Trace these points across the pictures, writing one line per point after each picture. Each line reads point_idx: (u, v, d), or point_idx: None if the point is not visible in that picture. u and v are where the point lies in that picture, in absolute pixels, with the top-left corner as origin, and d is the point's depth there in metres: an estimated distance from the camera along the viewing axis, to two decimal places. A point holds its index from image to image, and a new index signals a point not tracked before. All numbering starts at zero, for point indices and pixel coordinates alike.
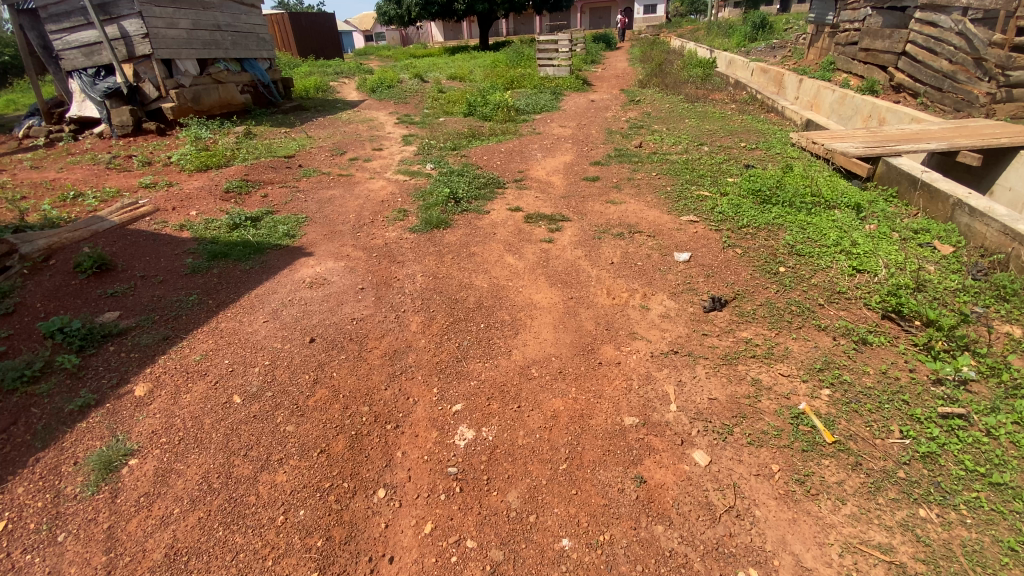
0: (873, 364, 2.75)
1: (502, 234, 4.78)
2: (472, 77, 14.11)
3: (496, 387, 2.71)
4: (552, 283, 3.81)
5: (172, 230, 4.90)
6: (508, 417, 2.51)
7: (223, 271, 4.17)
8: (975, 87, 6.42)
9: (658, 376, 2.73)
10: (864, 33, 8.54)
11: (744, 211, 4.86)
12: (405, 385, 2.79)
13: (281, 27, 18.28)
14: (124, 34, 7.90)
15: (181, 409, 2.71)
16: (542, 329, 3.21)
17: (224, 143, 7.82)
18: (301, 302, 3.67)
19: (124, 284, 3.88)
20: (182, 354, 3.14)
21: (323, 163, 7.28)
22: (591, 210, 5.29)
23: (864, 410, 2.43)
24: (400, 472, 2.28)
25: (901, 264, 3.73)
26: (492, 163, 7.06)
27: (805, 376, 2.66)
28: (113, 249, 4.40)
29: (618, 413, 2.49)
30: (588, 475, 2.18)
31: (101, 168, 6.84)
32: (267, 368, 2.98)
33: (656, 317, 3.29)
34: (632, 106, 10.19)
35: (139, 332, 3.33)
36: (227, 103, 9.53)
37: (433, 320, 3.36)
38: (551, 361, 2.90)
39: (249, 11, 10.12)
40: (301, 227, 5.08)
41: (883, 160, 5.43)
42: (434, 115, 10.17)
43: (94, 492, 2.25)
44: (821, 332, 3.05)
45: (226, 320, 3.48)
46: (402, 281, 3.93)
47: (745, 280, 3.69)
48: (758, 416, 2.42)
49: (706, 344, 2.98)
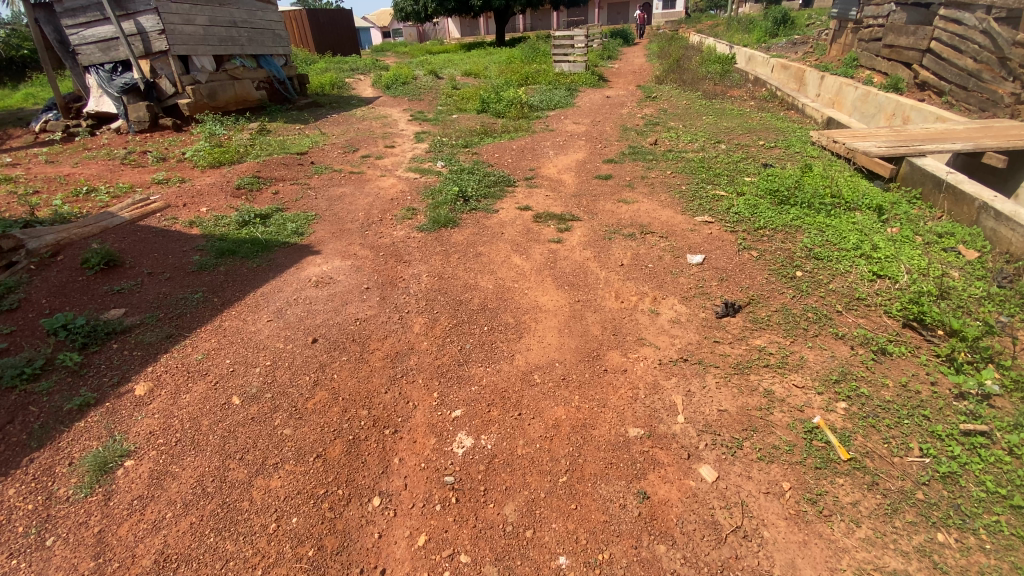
0: (892, 376, 2.62)
1: (510, 234, 4.70)
2: (487, 73, 14.00)
3: (498, 393, 2.64)
4: (559, 285, 3.73)
5: (181, 226, 4.91)
6: (508, 425, 2.44)
7: (230, 268, 4.17)
8: (999, 87, 6.18)
9: (665, 386, 2.62)
10: (888, 29, 8.26)
11: (761, 212, 4.71)
12: (405, 389, 2.73)
13: (298, 22, 18.36)
14: (140, 30, 7.96)
15: (179, 409, 2.69)
16: (546, 333, 3.13)
17: (238, 139, 7.85)
18: (305, 301, 3.64)
19: (130, 281, 3.90)
20: (184, 353, 3.13)
21: (335, 160, 7.28)
22: (602, 209, 5.20)
23: (882, 425, 2.30)
24: (396, 480, 2.23)
25: (925, 269, 3.57)
26: (503, 161, 6.99)
27: (820, 388, 2.54)
28: (121, 245, 4.43)
29: (622, 423, 2.41)
30: (589, 489, 2.10)
31: (116, 163, 6.91)
32: (268, 369, 2.95)
33: (666, 323, 3.19)
34: (648, 102, 10.01)
35: (142, 330, 3.34)
36: (243, 99, 9.60)
37: (436, 322, 3.31)
38: (555, 366, 2.81)
39: (265, 7, 10.14)
40: (310, 224, 5.06)
41: (907, 161, 5.23)
42: (447, 112, 10.11)
43: (87, 495, 2.25)
44: (838, 341, 2.93)
45: (230, 319, 3.47)
46: (407, 281, 3.88)
47: (760, 285, 3.57)
48: (769, 429, 2.31)
49: (717, 351, 2.88)
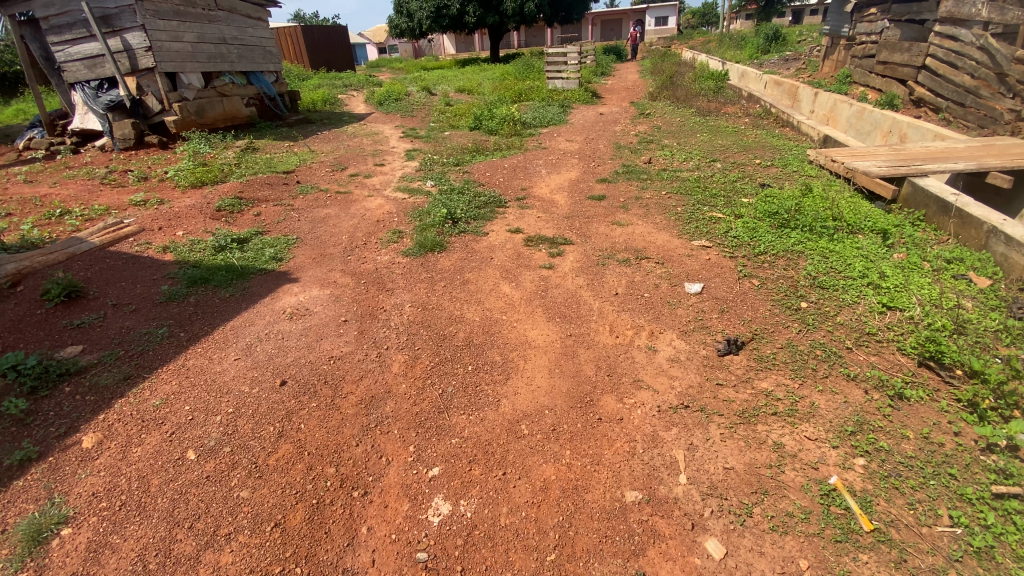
0: (913, 426, 2.40)
1: (500, 259, 4.49)
2: (481, 89, 13.91)
3: (480, 447, 2.40)
4: (550, 317, 3.50)
5: (153, 252, 4.66)
6: (491, 489, 2.18)
7: (201, 298, 3.92)
8: (998, 103, 6.05)
9: (665, 438, 2.39)
10: (881, 45, 8.24)
11: (760, 235, 4.52)
12: (379, 441, 2.48)
13: (293, 39, 18.36)
14: (127, 47, 7.80)
15: (129, 466, 2.43)
16: (536, 373, 2.89)
17: (223, 158, 7.65)
18: (278, 336, 3.39)
19: (93, 314, 3.65)
20: (140, 398, 2.87)
21: (322, 179, 7.09)
22: (595, 231, 5.00)
23: (905, 487, 2.07)
24: (362, 555, 1.97)
25: (937, 300, 3.37)
26: (495, 180, 6.81)
27: (835, 441, 2.31)
28: (87, 274, 4.18)
29: (618, 485, 2.16)
30: (581, 570, 1.85)
31: (95, 183, 6.67)
32: (229, 418, 2.68)
33: (664, 361, 2.96)
34: (642, 119, 9.90)
35: (99, 371, 3.07)
36: (232, 116, 9.40)
37: (417, 360, 3.06)
38: (544, 415, 2.57)
39: (256, 24, 10.04)
40: (290, 249, 4.83)
41: (909, 181, 5.08)
42: (439, 129, 9.96)
43: (15, 571, 1.97)
44: (850, 383, 2.71)
45: (195, 357, 3.21)
46: (388, 312, 3.65)
47: (763, 317, 3.35)
48: (781, 493, 2.08)
49: (721, 396, 2.64)
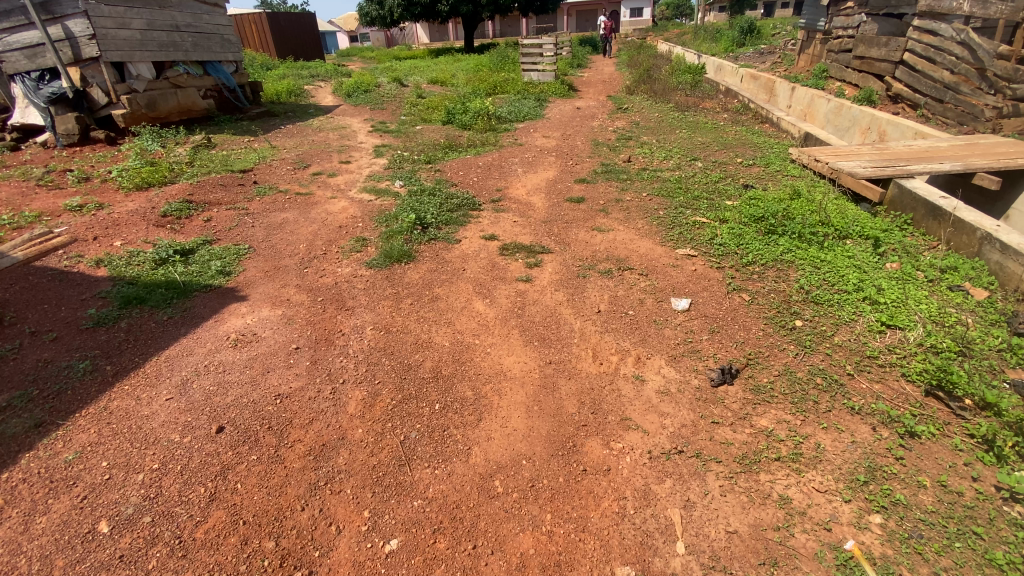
0: (928, 471, 2.17)
1: (472, 270, 4.15)
2: (453, 81, 13.41)
3: (447, 511, 2.08)
4: (527, 341, 3.17)
5: (85, 267, 4.16)
6: (458, 568, 1.87)
7: (135, 322, 3.47)
8: (979, 99, 6.00)
9: (659, 494, 2.11)
10: (858, 40, 8.08)
11: (748, 242, 4.27)
12: (329, 504, 2.14)
13: (257, 26, 17.47)
14: (69, 35, 7.13)
15: (30, 542, 2.02)
16: (512, 413, 2.57)
17: (174, 155, 7.07)
18: (218, 370, 2.99)
19: (8, 344, 3.19)
20: (51, 451, 2.44)
21: (282, 178, 6.60)
22: (575, 238, 4.69)
23: (930, 552, 1.85)
24: None
25: (938, 316, 3.17)
26: (468, 179, 6.43)
27: (847, 494, 2.07)
28: (5, 296, 3.69)
29: (607, 559, 1.88)
30: None
31: (29, 185, 6.04)
32: (153, 477, 2.29)
33: (652, 395, 2.66)
34: (619, 115, 9.61)
35: (6, 417, 2.63)
36: (187, 109, 8.79)
37: (377, 398, 2.70)
38: (520, 467, 2.26)
39: (212, 10, 9.30)
40: (240, 261, 4.39)
41: (895, 183, 4.88)
42: (410, 122, 9.49)
43: None
44: (856, 418, 2.47)
45: (121, 397, 2.79)
46: (346, 337, 3.27)
47: (756, 338, 3.10)
48: (793, 563, 1.83)
49: (717, 438, 2.37)
